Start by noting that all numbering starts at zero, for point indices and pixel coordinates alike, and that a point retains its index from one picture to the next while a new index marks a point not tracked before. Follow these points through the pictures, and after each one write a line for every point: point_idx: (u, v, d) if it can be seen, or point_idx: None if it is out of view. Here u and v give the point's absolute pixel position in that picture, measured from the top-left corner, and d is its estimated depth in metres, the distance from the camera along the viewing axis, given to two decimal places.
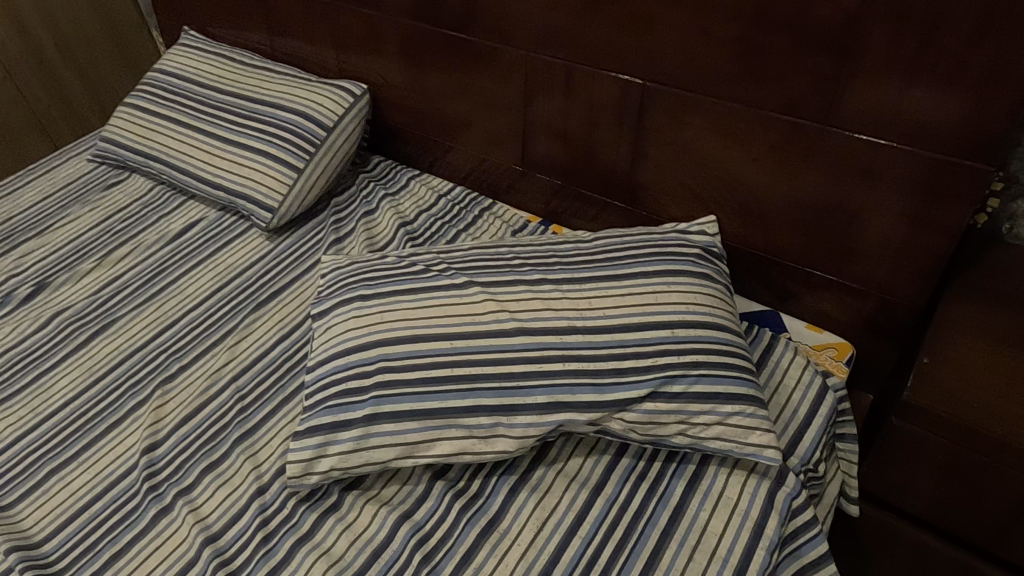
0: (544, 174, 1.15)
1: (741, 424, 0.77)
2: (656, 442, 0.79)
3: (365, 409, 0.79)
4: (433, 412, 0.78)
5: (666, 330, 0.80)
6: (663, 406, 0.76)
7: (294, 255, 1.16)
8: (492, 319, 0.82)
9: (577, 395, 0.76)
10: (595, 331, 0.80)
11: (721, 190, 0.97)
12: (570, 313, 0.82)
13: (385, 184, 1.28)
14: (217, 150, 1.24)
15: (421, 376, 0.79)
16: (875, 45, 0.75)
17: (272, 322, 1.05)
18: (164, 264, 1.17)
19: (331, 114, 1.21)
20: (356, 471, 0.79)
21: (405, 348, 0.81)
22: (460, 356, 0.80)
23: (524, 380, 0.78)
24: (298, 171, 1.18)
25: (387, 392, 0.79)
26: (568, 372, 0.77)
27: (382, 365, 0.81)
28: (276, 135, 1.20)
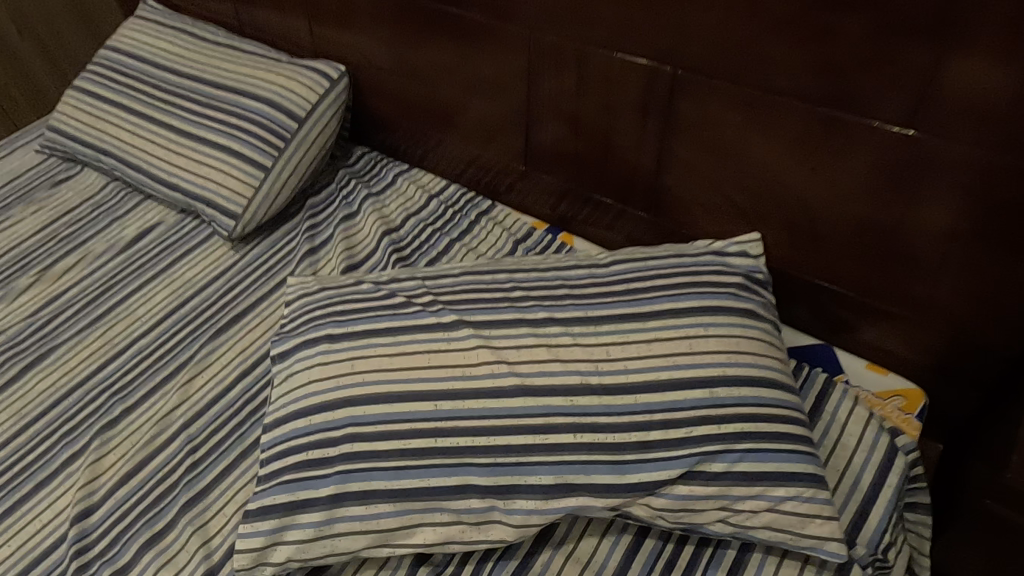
0: (552, 173, 0.98)
1: (798, 511, 0.62)
2: (690, 528, 0.64)
3: (328, 487, 0.64)
4: (412, 493, 0.63)
5: (704, 388, 0.65)
6: (699, 489, 0.61)
7: (263, 268, 1.01)
8: (486, 373, 0.67)
9: (592, 475, 0.62)
10: (613, 390, 0.64)
11: (768, 202, 0.79)
12: (583, 365, 0.66)
13: (368, 181, 1.11)
14: (172, 145, 1.06)
15: (397, 445, 0.64)
16: (986, 26, 0.57)
17: (234, 353, 0.90)
18: (113, 279, 1.01)
19: (303, 101, 1.04)
20: (318, 560, 0.65)
21: (377, 407, 0.66)
22: (446, 420, 0.65)
23: (524, 455, 0.62)
24: (266, 170, 1.01)
25: (356, 466, 0.64)
26: (580, 445, 0.62)
27: (349, 430, 0.66)
28: (239, 126, 1.03)
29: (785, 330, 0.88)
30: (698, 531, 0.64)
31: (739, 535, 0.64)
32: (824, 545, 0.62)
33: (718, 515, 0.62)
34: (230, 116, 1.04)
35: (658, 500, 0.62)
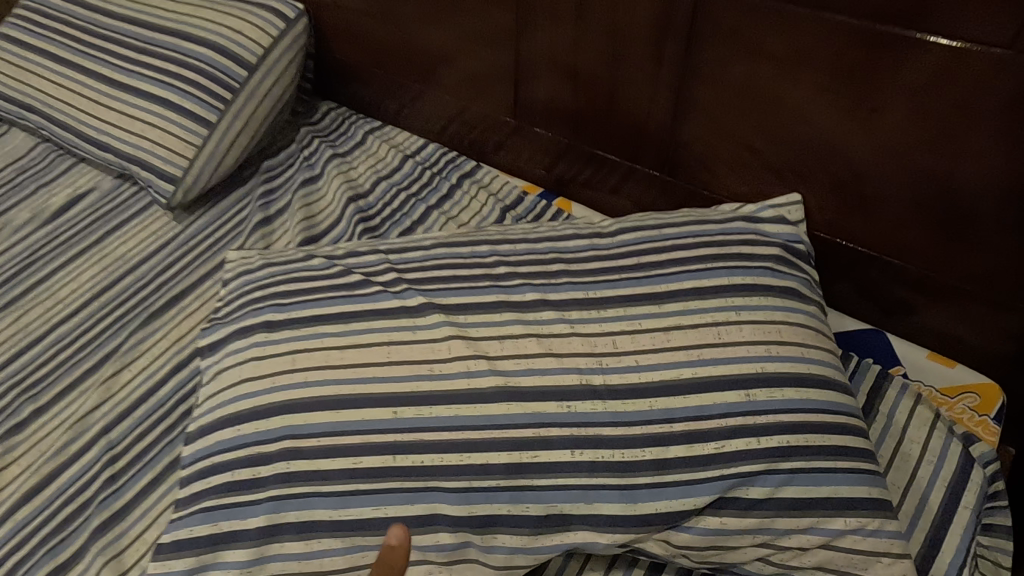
0: (548, 127, 0.83)
1: (859, 547, 0.49)
2: (718, 566, 0.51)
3: (256, 518, 0.50)
4: (364, 524, 0.49)
5: (737, 392, 0.51)
6: (731, 522, 0.48)
7: (208, 241, 0.86)
8: (460, 372, 0.53)
9: (596, 506, 0.48)
10: (622, 392, 0.51)
11: (812, 156, 0.64)
12: (583, 362, 0.53)
13: (333, 140, 0.96)
14: (99, 96, 0.90)
15: (344, 462, 0.50)
16: None
17: (168, 342, 0.75)
18: (32, 254, 0.86)
19: (254, 45, 0.88)
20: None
21: (321, 415, 0.52)
22: (409, 430, 0.50)
23: (509, 475, 0.49)
24: (210, 126, 0.86)
25: (291, 489, 0.50)
26: (580, 464, 0.49)
27: (286, 443, 0.51)
28: (176, 74, 0.87)
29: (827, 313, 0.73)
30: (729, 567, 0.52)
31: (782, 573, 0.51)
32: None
33: (755, 551, 0.50)
34: (166, 61, 0.88)
35: (680, 534, 0.49)
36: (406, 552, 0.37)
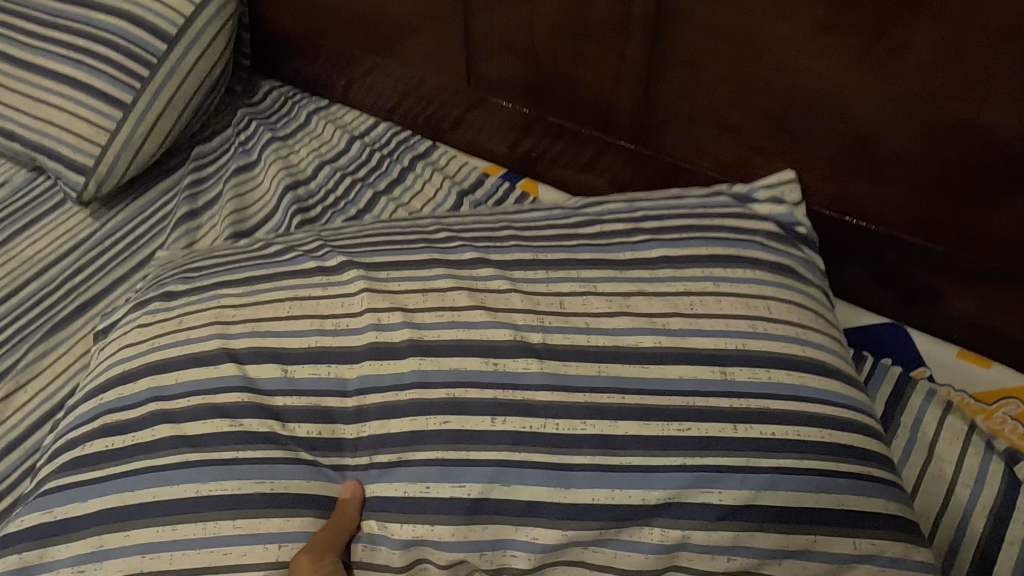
0: (506, 97, 0.72)
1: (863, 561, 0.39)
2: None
3: (94, 566, 0.38)
4: (223, 542, 0.38)
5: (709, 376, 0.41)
6: (703, 533, 0.38)
7: (126, 241, 0.75)
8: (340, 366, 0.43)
9: (523, 489, 0.39)
10: (558, 379, 0.41)
11: (807, 118, 0.54)
12: (508, 346, 0.43)
13: (273, 122, 0.86)
14: (0, 76, 0.79)
15: (195, 471, 0.40)
16: None
17: (68, 361, 0.65)
18: None
19: (173, 14, 0.77)
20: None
21: (182, 404, 0.42)
22: (266, 399, 0.42)
23: (378, 449, 0.41)
24: (125, 108, 0.76)
25: (141, 537, 0.38)
26: (493, 449, 0.39)
27: (139, 459, 0.40)
28: (84, 50, 0.76)
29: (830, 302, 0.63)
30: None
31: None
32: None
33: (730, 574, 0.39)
34: (74, 36, 0.77)
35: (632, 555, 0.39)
36: (356, 505, 0.40)
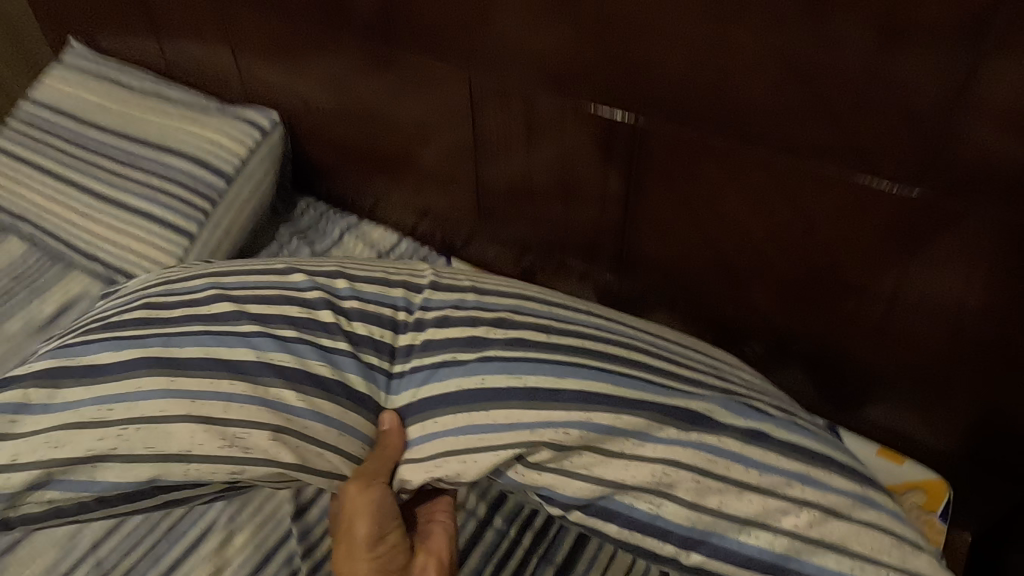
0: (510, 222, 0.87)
1: (828, 550, 0.56)
2: (682, 527, 0.57)
3: (129, 401, 0.59)
4: (286, 411, 0.60)
5: (740, 410, 0.62)
6: (716, 467, 0.57)
7: None
8: (404, 298, 0.69)
9: (523, 375, 0.60)
10: (572, 368, 0.60)
11: (749, 254, 0.70)
12: (526, 327, 0.65)
13: (311, 239, 1.01)
14: (92, 211, 0.96)
15: (256, 343, 0.63)
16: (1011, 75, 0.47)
17: None
18: None
19: (232, 157, 0.93)
20: (83, 493, 0.60)
21: (258, 299, 0.67)
22: (336, 303, 0.67)
23: (423, 356, 0.64)
24: (192, 236, 0.90)
25: (173, 397, 0.59)
26: (530, 359, 0.61)
27: (192, 329, 0.64)
28: (161, 191, 0.93)
29: None
30: (701, 539, 0.57)
31: (735, 547, 0.57)
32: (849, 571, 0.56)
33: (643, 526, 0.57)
34: (154, 179, 0.94)
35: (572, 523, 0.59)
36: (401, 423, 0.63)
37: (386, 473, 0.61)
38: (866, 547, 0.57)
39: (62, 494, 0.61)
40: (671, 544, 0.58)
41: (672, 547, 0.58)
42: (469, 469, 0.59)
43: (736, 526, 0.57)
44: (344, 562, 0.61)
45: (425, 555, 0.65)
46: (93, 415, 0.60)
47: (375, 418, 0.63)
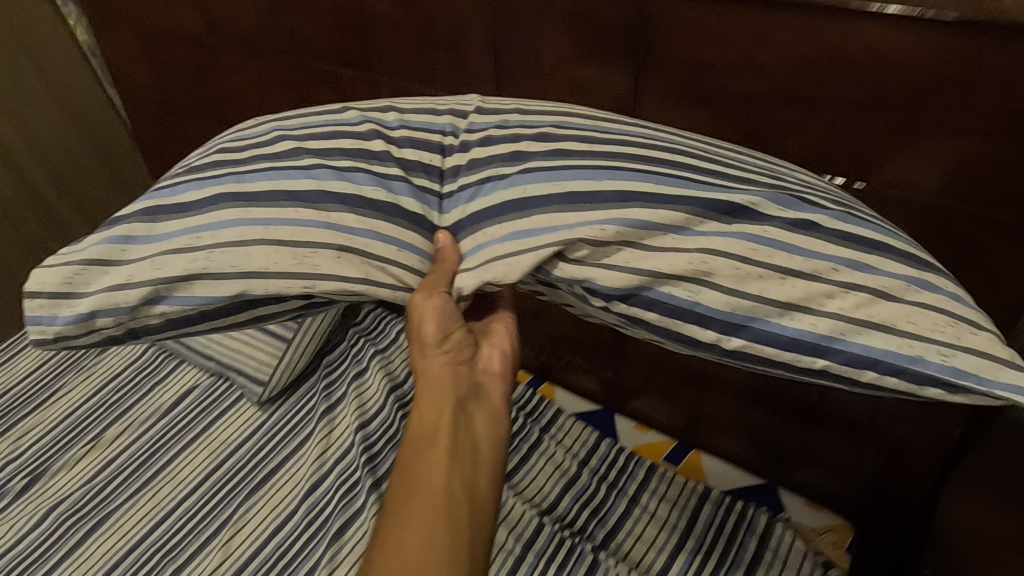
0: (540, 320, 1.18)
1: (874, 330, 0.54)
2: (809, 333, 0.56)
3: (214, 231, 0.62)
4: (345, 231, 0.62)
5: (789, 204, 0.58)
6: (758, 255, 0.55)
7: (289, 426, 1.17)
8: (449, 125, 0.70)
9: (599, 183, 0.59)
10: (638, 178, 0.59)
11: (750, 102, 0.71)
12: (574, 144, 0.63)
13: (373, 338, 1.27)
14: None
15: (317, 176, 0.64)
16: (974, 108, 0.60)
17: (270, 507, 1.06)
18: (160, 440, 1.17)
19: None
20: (190, 308, 0.64)
21: (316, 138, 0.68)
22: (387, 133, 0.68)
23: (470, 174, 0.65)
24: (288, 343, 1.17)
25: (192, 229, 0.62)
26: (573, 168, 0.60)
27: (262, 168, 0.65)
28: None
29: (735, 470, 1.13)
30: (831, 345, 0.55)
31: (777, 332, 0.57)
32: (926, 356, 0.53)
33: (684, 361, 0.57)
34: None
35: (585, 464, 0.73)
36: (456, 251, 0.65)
37: (447, 286, 0.64)
38: (945, 335, 0.53)
39: (173, 309, 0.64)
40: (713, 331, 0.58)
41: (712, 333, 0.59)
42: (514, 272, 0.60)
43: (777, 310, 0.56)
44: (419, 358, 0.69)
45: (489, 348, 0.74)
46: (187, 242, 0.62)
47: (431, 237, 0.66)
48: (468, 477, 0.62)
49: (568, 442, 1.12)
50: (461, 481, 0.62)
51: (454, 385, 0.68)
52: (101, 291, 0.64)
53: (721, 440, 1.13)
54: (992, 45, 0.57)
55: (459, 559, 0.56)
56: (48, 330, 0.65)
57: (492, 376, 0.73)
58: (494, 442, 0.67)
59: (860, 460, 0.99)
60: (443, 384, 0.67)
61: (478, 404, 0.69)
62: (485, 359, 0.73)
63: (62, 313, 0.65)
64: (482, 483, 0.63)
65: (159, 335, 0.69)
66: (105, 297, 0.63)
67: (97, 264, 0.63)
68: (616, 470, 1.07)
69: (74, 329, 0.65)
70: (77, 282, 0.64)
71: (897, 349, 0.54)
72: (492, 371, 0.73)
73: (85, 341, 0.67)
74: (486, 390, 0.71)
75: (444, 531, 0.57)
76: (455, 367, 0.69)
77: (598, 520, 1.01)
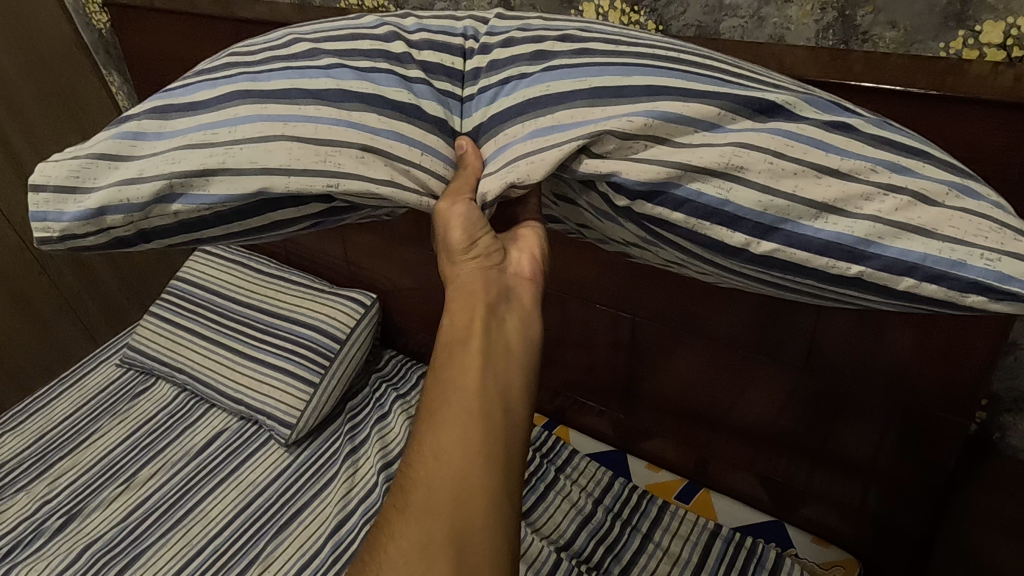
0: (555, 362, 1.24)
1: (913, 233, 0.46)
2: (845, 236, 0.47)
3: (230, 127, 0.54)
4: (368, 131, 0.54)
5: (831, 110, 0.51)
6: (792, 151, 0.48)
7: (315, 467, 1.20)
8: (471, 28, 0.62)
9: (626, 80, 0.51)
10: (669, 79, 0.51)
11: None
12: (608, 51, 0.55)
13: (395, 384, 1.32)
14: (235, 363, 1.28)
15: (337, 74, 0.56)
16: (979, 148, 0.66)
17: (294, 547, 1.08)
18: (191, 482, 1.20)
19: (343, 327, 1.24)
20: (205, 208, 0.55)
21: (333, 40, 0.59)
22: (405, 36, 0.61)
23: (490, 77, 0.58)
24: (315, 386, 1.21)
25: (204, 127, 0.54)
26: (602, 65, 0.53)
27: (277, 67, 0.57)
28: (293, 350, 1.24)
29: (748, 510, 1.18)
30: (867, 251, 0.46)
31: (810, 236, 0.48)
32: (969, 261, 0.45)
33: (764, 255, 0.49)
34: (285, 343, 1.25)
35: None
36: (474, 154, 0.57)
37: (472, 192, 0.55)
38: (991, 241, 0.44)
39: (187, 209, 0.55)
40: (741, 234, 0.49)
41: (742, 237, 0.49)
42: (538, 171, 0.51)
43: (811, 210, 0.48)
44: (446, 265, 0.59)
45: (517, 253, 0.61)
46: (200, 139, 0.54)
47: (453, 143, 0.59)
48: (502, 385, 0.53)
49: (584, 481, 1.17)
50: (494, 388, 0.52)
51: (483, 288, 0.57)
52: (110, 186, 0.55)
53: (729, 480, 1.18)
54: (994, 112, 0.63)
55: (500, 462, 0.49)
56: (54, 227, 0.56)
57: (523, 280, 0.60)
58: (527, 348, 0.57)
59: (865, 499, 1.03)
60: (472, 291, 0.57)
61: (508, 305, 0.58)
62: (513, 265, 0.61)
63: (69, 208, 0.55)
64: (512, 390, 0.53)
65: (172, 239, 0.60)
66: (114, 192, 0.54)
67: (106, 159, 0.55)
68: (628, 508, 1.12)
69: (82, 227, 0.56)
70: (85, 176, 0.55)
71: (937, 253, 0.45)
72: (523, 275, 0.61)
73: (96, 241, 0.58)
74: (516, 296, 0.59)
75: (479, 439, 0.50)
76: (487, 273, 0.58)
77: (613, 556, 1.05)
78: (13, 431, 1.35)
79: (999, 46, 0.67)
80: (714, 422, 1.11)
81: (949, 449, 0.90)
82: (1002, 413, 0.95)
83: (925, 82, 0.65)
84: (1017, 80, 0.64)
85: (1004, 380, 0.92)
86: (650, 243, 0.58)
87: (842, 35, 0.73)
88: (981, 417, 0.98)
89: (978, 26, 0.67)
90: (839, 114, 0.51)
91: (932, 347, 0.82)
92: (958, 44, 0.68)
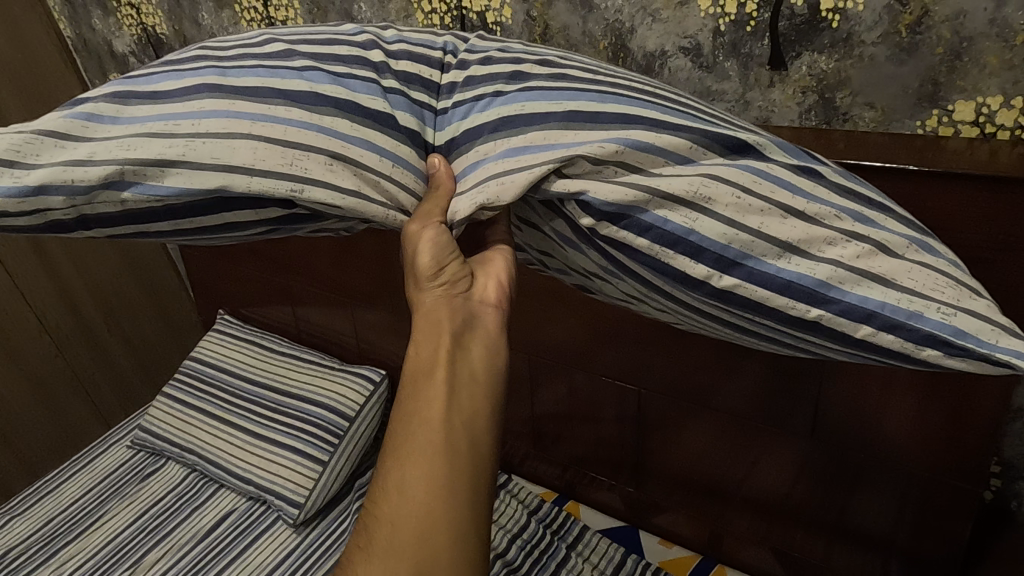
0: (561, 436, 1.24)
1: (875, 282, 0.49)
2: (807, 278, 0.50)
3: (193, 120, 0.54)
4: (339, 138, 0.55)
5: (801, 157, 0.56)
6: (760, 188, 0.51)
7: (322, 550, 1.18)
8: (451, 44, 0.65)
9: (607, 105, 0.54)
10: (635, 109, 0.54)
11: None
12: (583, 80, 0.57)
13: None
14: (243, 442, 1.28)
15: (309, 77, 0.57)
16: (961, 218, 0.70)
17: None
18: (197, 566, 1.18)
19: (350, 404, 1.25)
20: (156, 200, 0.53)
21: (309, 44, 0.60)
22: (383, 45, 0.62)
23: (465, 92, 0.60)
24: (323, 464, 1.21)
25: (163, 116, 0.54)
26: (576, 90, 0.56)
27: (249, 65, 0.57)
28: (302, 429, 1.24)
29: None
30: (828, 294, 0.49)
31: (773, 273, 0.50)
32: (927, 313, 0.48)
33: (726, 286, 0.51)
34: (293, 422, 1.26)
35: None
36: (445, 171, 0.58)
37: (443, 215, 0.56)
38: (948, 297, 0.49)
39: (137, 199, 0.53)
40: (704, 265, 0.51)
41: (704, 269, 0.51)
42: (508, 191, 0.52)
43: (774, 248, 0.50)
44: (414, 292, 0.59)
45: (484, 278, 0.61)
46: (159, 129, 0.53)
47: (425, 158, 0.60)
48: (468, 416, 0.52)
49: (595, 559, 1.15)
50: (458, 419, 0.52)
51: (448, 315, 0.56)
52: (55, 165, 0.52)
53: (743, 555, 1.16)
54: (978, 188, 0.68)
55: (467, 498, 0.49)
56: None
57: (489, 307, 0.59)
58: (496, 378, 0.56)
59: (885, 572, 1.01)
60: (437, 317, 0.56)
61: (473, 332, 0.57)
62: (480, 290, 0.60)
63: (5, 181, 0.51)
64: (477, 418, 0.53)
65: (115, 229, 0.57)
66: (59, 172, 0.51)
67: (55, 137, 0.52)
68: None
69: (15, 205, 0.51)
70: (26, 151, 0.52)
71: (895, 302, 0.49)
72: (488, 301, 0.60)
73: (29, 222, 0.54)
74: (481, 322, 0.58)
75: (446, 475, 0.49)
76: (453, 300, 0.58)
77: None
78: (20, 515, 1.34)
79: (972, 124, 0.72)
80: (726, 494, 1.10)
81: (963, 520, 0.89)
82: (1017, 480, 0.93)
83: (902, 157, 0.71)
84: (992, 155, 0.69)
85: (1015, 446, 0.91)
86: (611, 274, 0.60)
87: (824, 114, 0.79)
88: (996, 483, 0.95)
89: (950, 105, 0.72)
90: (804, 162, 0.55)
91: (935, 418, 0.83)
92: (933, 122, 0.74)
